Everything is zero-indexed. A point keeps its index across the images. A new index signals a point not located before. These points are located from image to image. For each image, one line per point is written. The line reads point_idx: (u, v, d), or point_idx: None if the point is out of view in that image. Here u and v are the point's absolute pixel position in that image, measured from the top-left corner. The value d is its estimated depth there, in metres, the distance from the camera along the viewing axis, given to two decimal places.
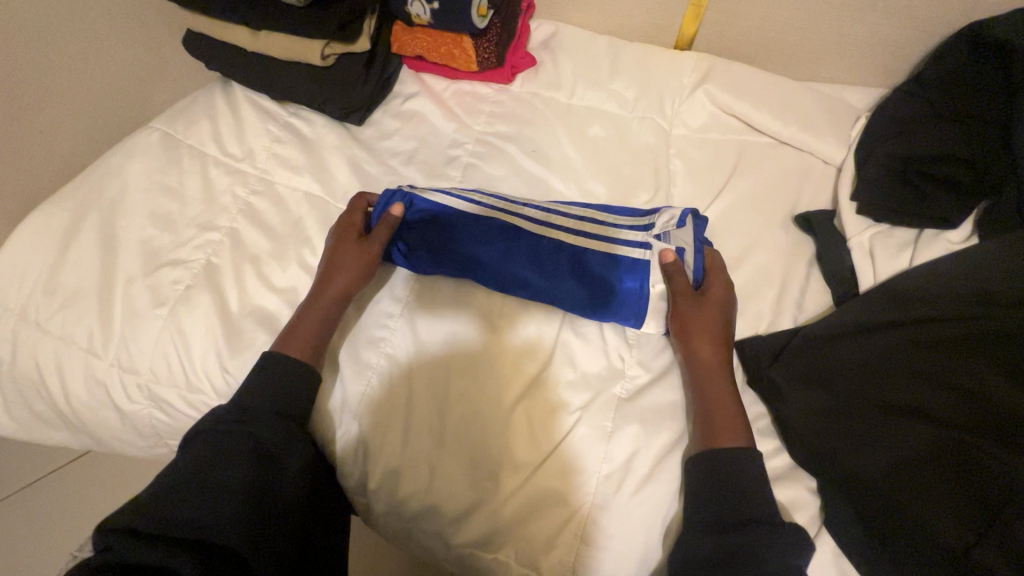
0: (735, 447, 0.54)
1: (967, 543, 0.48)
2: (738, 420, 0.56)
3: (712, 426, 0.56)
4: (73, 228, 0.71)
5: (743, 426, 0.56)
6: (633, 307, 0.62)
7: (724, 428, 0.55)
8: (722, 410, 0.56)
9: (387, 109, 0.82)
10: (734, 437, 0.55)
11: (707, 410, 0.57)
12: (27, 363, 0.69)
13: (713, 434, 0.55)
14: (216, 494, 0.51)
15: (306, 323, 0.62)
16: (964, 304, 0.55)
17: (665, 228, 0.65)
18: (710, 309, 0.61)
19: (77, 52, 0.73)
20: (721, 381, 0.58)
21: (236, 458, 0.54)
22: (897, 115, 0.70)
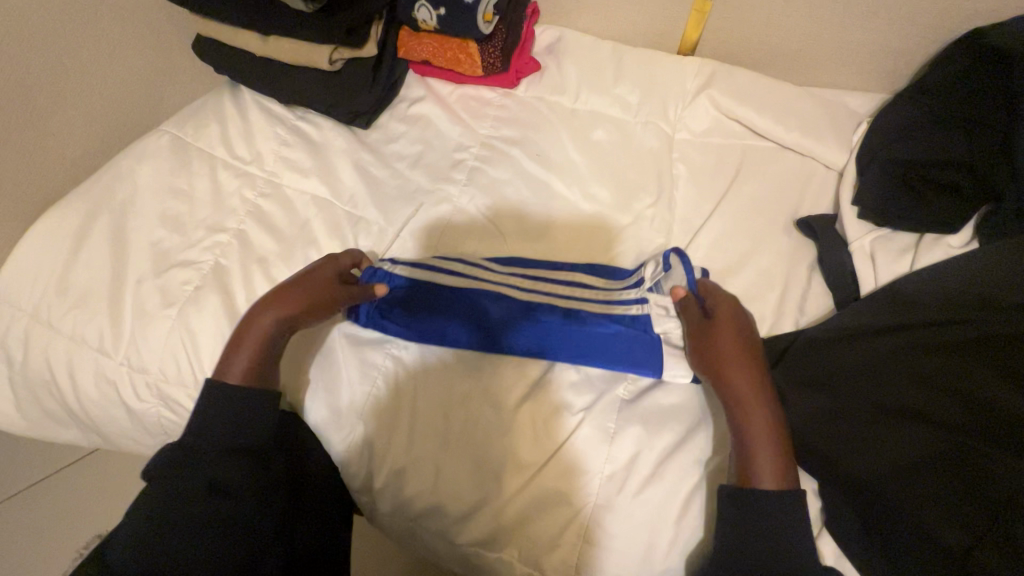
0: (772, 485, 0.52)
1: (968, 545, 0.48)
2: (780, 460, 0.53)
3: (751, 460, 0.54)
4: (85, 229, 0.72)
5: (783, 457, 0.54)
6: (637, 354, 0.61)
7: (762, 461, 0.53)
8: (761, 442, 0.54)
9: (393, 113, 0.83)
10: (772, 478, 0.53)
11: (744, 443, 0.54)
12: (39, 362, 0.70)
13: (751, 469, 0.53)
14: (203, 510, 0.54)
15: (243, 347, 0.61)
16: (962, 307, 0.56)
17: (655, 279, 0.65)
18: (729, 334, 0.59)
19: (89, 56, 0.74)
20: (756, 410, 0.55)
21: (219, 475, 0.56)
22: (899, 120, 0.70)
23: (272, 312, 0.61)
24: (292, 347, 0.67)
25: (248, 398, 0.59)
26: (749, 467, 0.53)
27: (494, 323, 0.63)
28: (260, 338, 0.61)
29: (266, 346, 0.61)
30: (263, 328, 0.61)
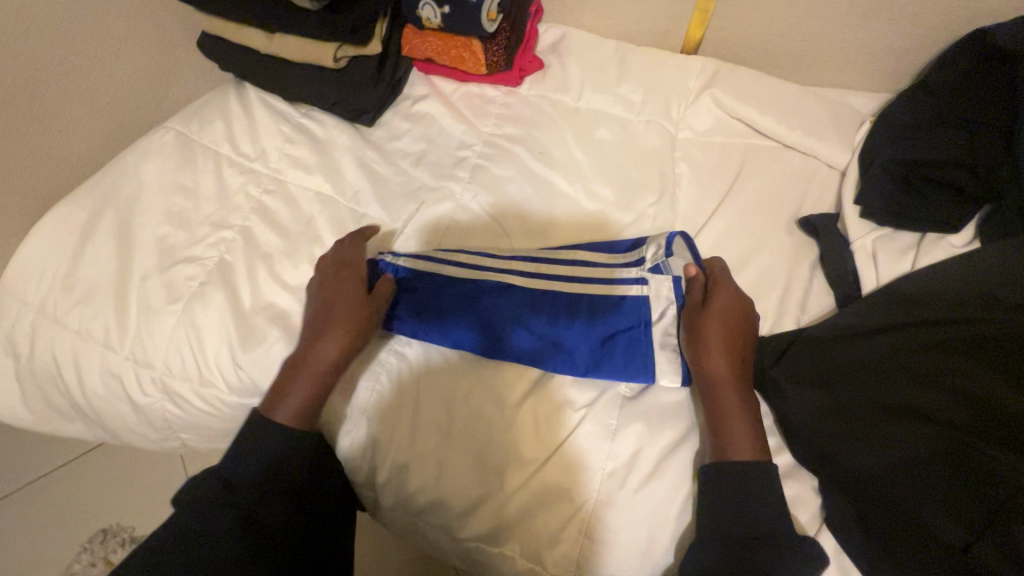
0: (746, 462, 0.54)
1: (966, 542, 0.48)
2: (752, 433, 0.55)
3: (726, 438, 0.55)
4: (90, 225, 0.72)
5: (757, 436, 0.55)
6: (636, 361, 0.60)
7: (738, 441, 0.55)
8: (736, 422, 0.55)
9: (397, 111, 0.83)
10: (745, 448, 0.55)
11: (720, 421, 0.56)
12: (45, 356, 0.70)
13: (727, 447, 0.55)
14: (207, 528, 0.54)
15: (297, 388, 0.61)
16: (964, 307, 0.56)
17: (656, 258, 0.64)
18: (720, 319, 0.59)
19: (95, 53, 0.75)
20: (733, 391, 0.57)
21: (225, 493, 0.57)
22: (901, 120, 0.71)
23: (320, 349, 0.60)
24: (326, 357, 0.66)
25: None
26: (725, 444, 0.55)
27: (490, 327, 0.62)
28: (312, 378, 0.60)
29: (322, 385, 0.61)
30: (312, 367, 0.60)
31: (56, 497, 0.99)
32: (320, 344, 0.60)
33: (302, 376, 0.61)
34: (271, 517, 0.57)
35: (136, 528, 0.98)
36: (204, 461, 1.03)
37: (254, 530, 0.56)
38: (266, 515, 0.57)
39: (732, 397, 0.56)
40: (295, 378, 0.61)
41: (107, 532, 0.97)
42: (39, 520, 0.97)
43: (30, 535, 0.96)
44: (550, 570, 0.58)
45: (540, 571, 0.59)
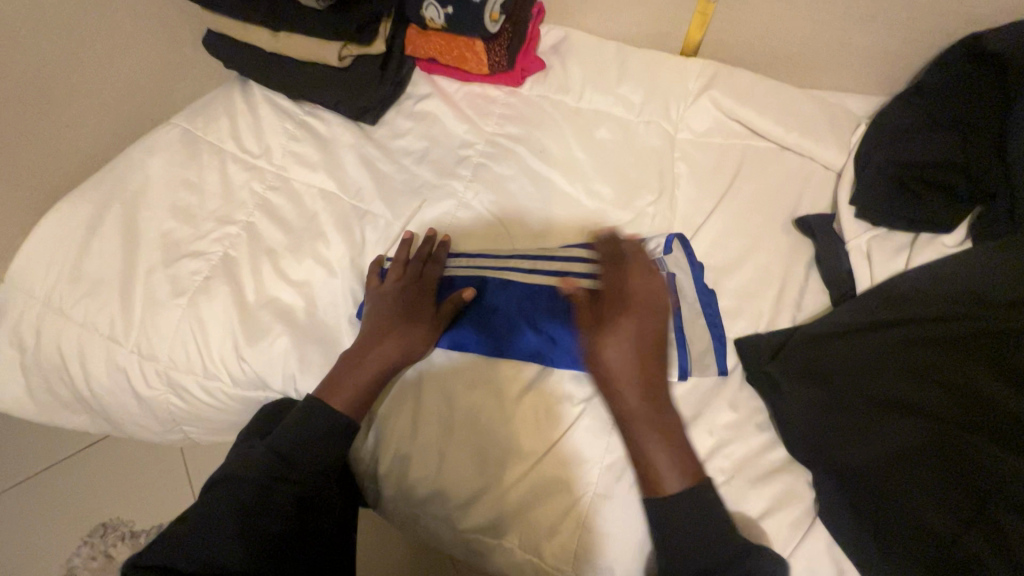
0: (678, 491, 0.55)
1: (956, 534, 0.50)
2: (681, 465, 0.56)
3: (652, 472, 0.56)
4: (97, 219, 0.73)
5: (684, 463, 0.56)
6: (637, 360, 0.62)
7: (664, 472, 0.55)
8: (659, 454, 0.56)
9: (400, 109, 0.84)
10: (674, 480, 0.55)
11: (643, 455, 0.56)
12: (50, 348, 0.71)
13: (654, 479, 0.56)
14: (215, 536, 0.55)
15: (353, 381, 0.62)
16: (956, 305, 0.57)
17: (651, 257, 0.65)
18: (619, 346, 0.58)
19: (102, 48, 0.75)
20: (655, 421, 0.57)
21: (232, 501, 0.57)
22: (897, 122, 0.72)
23: (392, 347, 0.62)
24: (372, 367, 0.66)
25: None
26: (650, 480, 0.55)
27: (493, 327, 0.64)
28: (373, 373, 0.62)
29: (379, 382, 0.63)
30: (376, 362, 0.62)
31: (58, 490, 1.00)
32: (386, 343, 0.62)
33: (361, 369, 0.62)
34: (278, 521, 0.58)
35: (136, 520, 0.99)
36: (204, 454, 1.04)
37: (260, 537, 0.56)
38: (273, 521, 0.57)
39: (650, 428, 0.56)
40: (355, 372, 0.62)
41: (108, 525, 0.98)
42: (40, 514, 0.98)
43: (32, 527, 0.97)
44: (549, 562, 0.59)
45: (539, 563, 0.60)
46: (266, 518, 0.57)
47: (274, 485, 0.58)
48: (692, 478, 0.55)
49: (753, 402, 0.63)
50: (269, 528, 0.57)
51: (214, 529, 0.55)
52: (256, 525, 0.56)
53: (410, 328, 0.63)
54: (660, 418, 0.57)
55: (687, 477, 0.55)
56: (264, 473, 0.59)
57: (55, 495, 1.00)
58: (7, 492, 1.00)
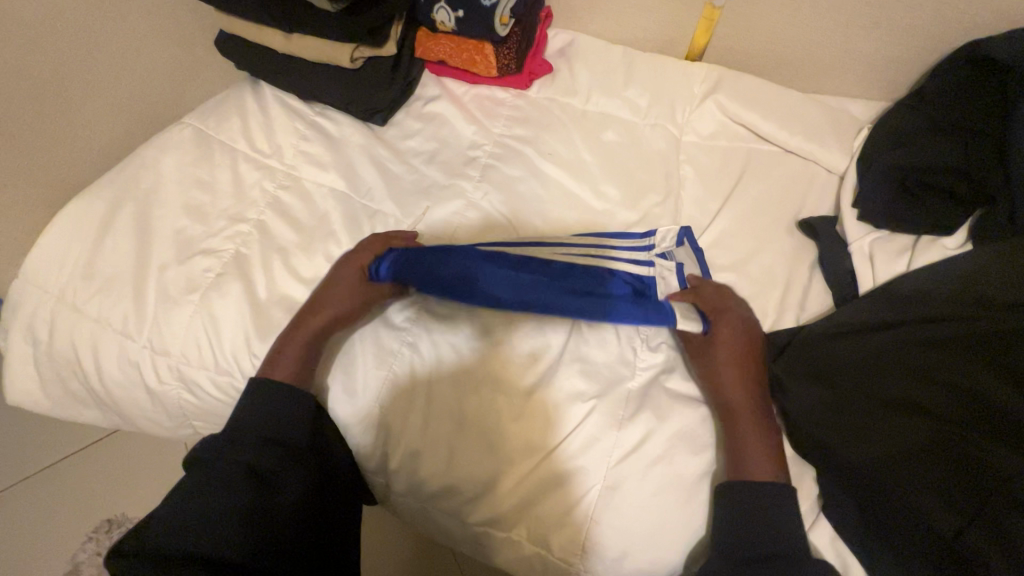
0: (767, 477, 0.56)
1: (959, 530, 0.51)
2: (770, 453, 0.58)
3: (739, 459, 0.58)
4: (110, 216, 0.74)
5: (771, 456, 0.58)
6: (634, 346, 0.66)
7: (751, 460, 0.57)
8: (753, 444, 0.58)
9: (409, 111, 0.85)
10: (765, 467, 0.57)
11: (736, 443, 0.59)
12: (63, 343, 0.72)
13: (739, 464, 0.58)
14: (216, 525, 0.54)
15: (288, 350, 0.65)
16: (959, 307, 0.58)
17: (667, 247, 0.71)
18: (725, 350, 0.63)
19: (117, 49, 0.77)
20: (753, 414, 0.60)
21: (230, 489, 0.56)
22: (899, 127, 0.73)
23: (323, 314, 0.65)
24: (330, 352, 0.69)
25: (277, 403, 0.62)
26: (738, 466, 0.58)
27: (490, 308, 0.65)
28: (304, 341, 0.65)
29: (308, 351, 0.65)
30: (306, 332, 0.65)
31: (66, 485, 1.01)
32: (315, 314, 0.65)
33: (289, 345, 0.65)
34: (278, 513, 0.58)
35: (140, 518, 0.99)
36: None
37: (261, 527, 0.56)
38: (273, 512, 0.57)
39: (750, 415, 0.59)
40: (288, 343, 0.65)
41: (113, 521, 0.98)
42: (42, 513, 0.98)
43: (39, 519, 0.98)
44: (556, 554, 0.60)
45: (547, 556, 0.61)
46: (268, 507, 0.57)
47: (271, 477, 0.59)
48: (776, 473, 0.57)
49: None
50: (270, 519, 0.57)
51: (213, 517, 0.54)
52: (246, 513, 0.55)
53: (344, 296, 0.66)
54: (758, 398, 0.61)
55: (774, 466, 0.57)
56: (262, 463, 0.59)
57: (57, 492, 1.00)
58: (8, 491, 0.99)
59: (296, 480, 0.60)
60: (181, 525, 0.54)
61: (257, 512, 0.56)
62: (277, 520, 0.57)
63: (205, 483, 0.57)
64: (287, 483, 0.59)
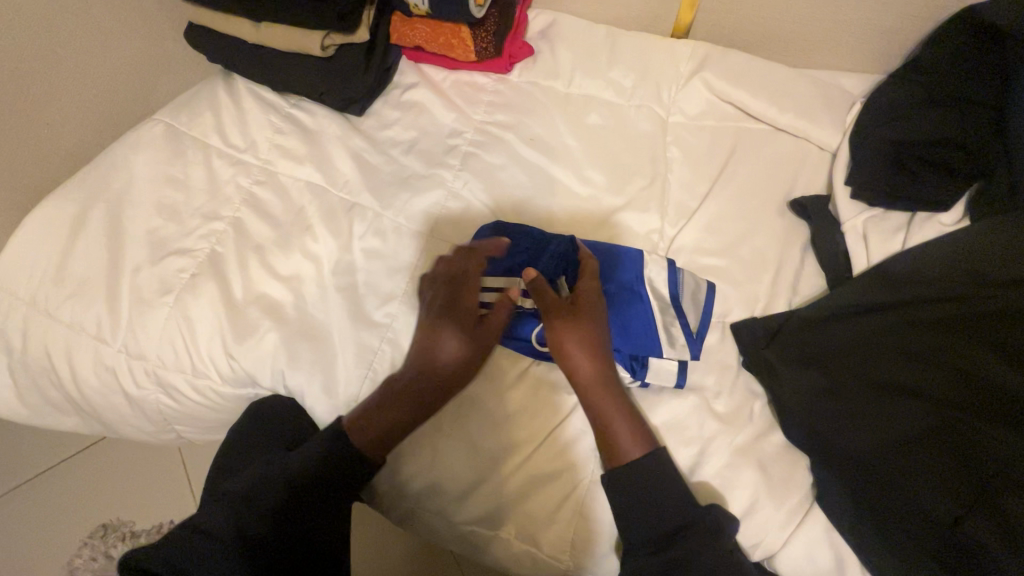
0: (638, 456, 0.56)
1: (957, 516, 0.49)
2: (634, 430, 0.57)
3: (614, 438, 0.57)
4: (81, 218, 0.72)
5: (640, 429, 0.57)
6: (630, 317, 0.63)
7: (623, 439, 0.57)
8: (619, 416, 0.58)
9: (387, 99, 0.82)
10: (634, 445, 0.57)
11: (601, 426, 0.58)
12: (38, 349, 0.70)
13: (618, 448, 0.57)
14: (201, 535, 0.52)
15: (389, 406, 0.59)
16: (958, 285, 0.56)
17: (689, 288, 0.64)
18: (568, 327, 0.58)
19: (80, 44, 0.74)
20: (607, 388, 0.58)
21: (219, 503, 0.55)
22: (896, 97, 0.70)
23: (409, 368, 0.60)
24: None
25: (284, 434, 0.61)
26: (614, 447, 0.57)
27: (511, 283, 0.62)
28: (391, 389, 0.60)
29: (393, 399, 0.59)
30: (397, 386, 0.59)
31: (60, 491, 1.00)
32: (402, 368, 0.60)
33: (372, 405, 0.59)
34: (265, 520, 0.54)
35: (137, 523, 0.98)
36: (205, 457, 1.04)
37: (245, 534, 0.53)
38: (258, 519, 0.54)
39: (597, 397, 0.58)
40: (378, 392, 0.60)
41: (108, 526, 0.96)
42: (39, 518, 0.98)
43: (36, 526, 0.97)
44: (546, 551, 0.60)
45: (536, 553, 0.60)
46: (262, 506, 0.55)
47: (258, 484, 0.57)
48: (650, 441, 0.57)
49: (751, 389, 0.62)
50: (255, 527, 0.54)
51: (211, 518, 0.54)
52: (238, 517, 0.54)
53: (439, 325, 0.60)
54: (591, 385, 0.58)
55: (643, 444, 0.57)
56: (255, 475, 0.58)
57: (52, 498, 1.00)
58: (6, 496, 0.99)
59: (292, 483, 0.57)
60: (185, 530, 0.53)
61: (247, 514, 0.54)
62: (263, 526, 0.54)
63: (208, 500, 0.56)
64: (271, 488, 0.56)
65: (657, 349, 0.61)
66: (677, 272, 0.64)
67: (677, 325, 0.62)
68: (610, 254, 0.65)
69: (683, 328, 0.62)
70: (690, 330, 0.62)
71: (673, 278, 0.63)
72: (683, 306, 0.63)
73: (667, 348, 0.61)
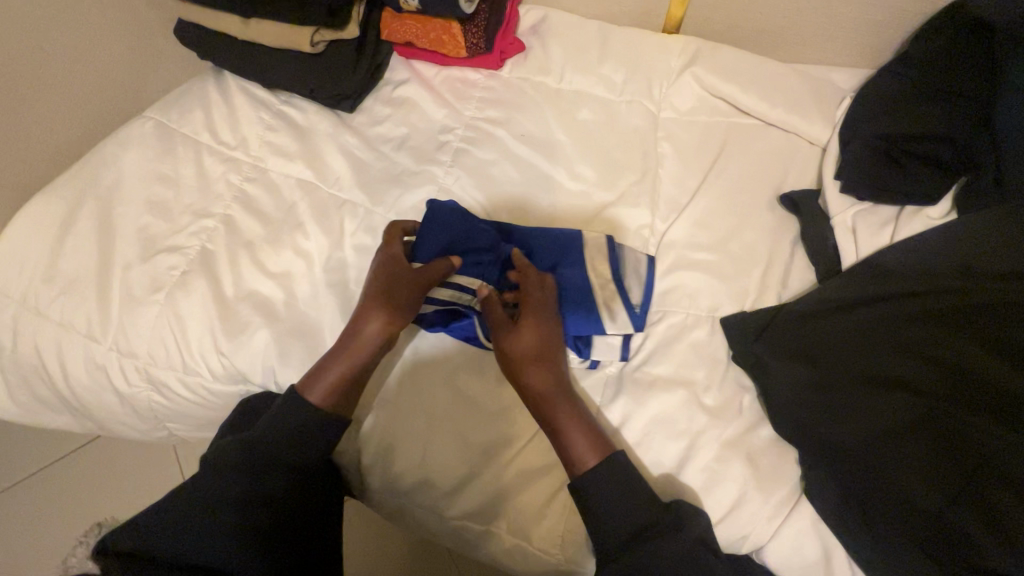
0: (593, 465, 0.56)
1: (944, 508, 0.49)
2: (590, 437, 0.57)
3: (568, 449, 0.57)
4: (71, 215, 0.72)
5: (596, 436, 0.57)
6: (575, 299, 0.63)
7: (577, 449, 0.57)
8: (572, 428, 0.57)
9: (378, 96, 0.82)
10: (588, 454, 0.56)
11: (557, 435, 0.57)
12: (29, 348, 0.70)
13: (572, 456, 0.57)
14: (202, 534, 0.54)
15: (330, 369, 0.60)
16: (947, 279, 0.56)
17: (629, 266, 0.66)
18: (517, 339, 0.58)
19: (67, 41, 0.73)
20: (558, 399, 0.58)
21: (213, 496, 0.56)
22: (885, 92, 0.71)
23: (359, 344, 0.59)
24: (398, 410, 0.62)
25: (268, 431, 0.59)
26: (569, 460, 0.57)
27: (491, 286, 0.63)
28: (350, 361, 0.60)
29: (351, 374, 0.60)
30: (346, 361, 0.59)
31: (53, 490, 1.00)
32: (353, 343, 0.59)
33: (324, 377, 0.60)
34: (267, 503, 0.57)
35: None
36: (200, 453, 1.04)
37: (248, 529, 0.55)
38: (260, 511, 0.56)
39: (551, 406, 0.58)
40: (328, 362, 0.60)
41: (103, 525, 0.97)
42: (32, 517, 0.98)
43: (29, 526, 0.98)
44: (538, 546, 0.60)
45: (528, 547, 0.60)
46: (258, 501, 0.56)
47: (250, 479, 0.57)
48: (606, 449, 0.57)
49: (740, 382, 0.62)
50: (260, 513, 0.56)
51: (210, 515, 0.54)
52: (239, 512, 0.55)
53: (390, 304, 0.59)
54: (545, 397, 0.58)
55: (599, 451, 0.57)
56: (246, 467, 0.57)
57: (45, 498, 1.00)
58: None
59: (286, 476, 0.58)
60: (182, 529, 0.54)
61: (244, 509, 0.56)
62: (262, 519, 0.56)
63: (200, 492, 0.56)
64: (265, 483, 0.57)
65: (600, 327, 0.62)
66: (613, 251, 0.65)
67: (620, 301, 0.63)
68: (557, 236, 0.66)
69: (625, 304, 0.63)
70: (632, 305, 0.63)
71: (613, 257, 0.65)
72: (625, 282, 0.65)
73: (610, 325, 0.62)
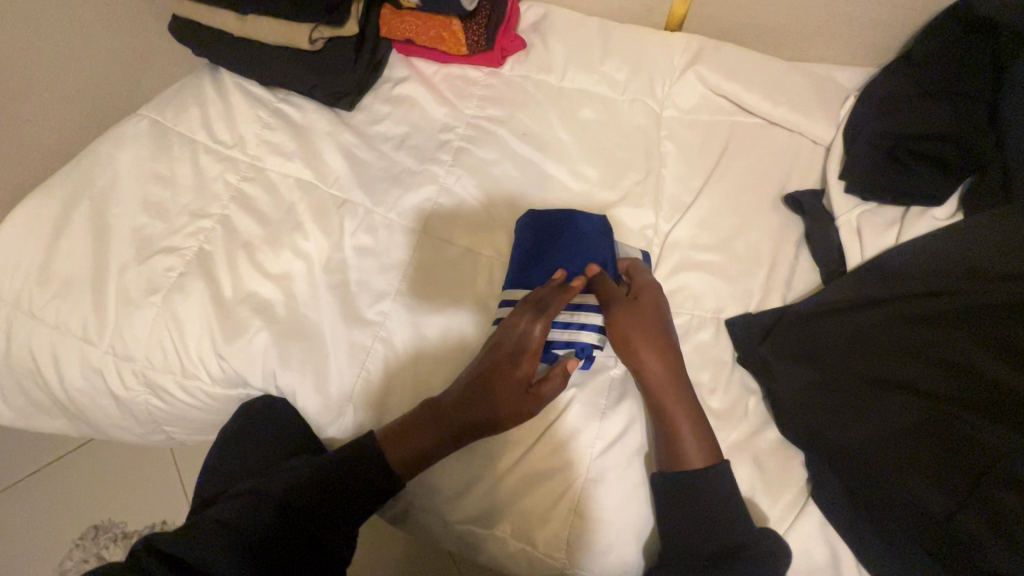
0: (698, 468, 0.56)
1: (953, 511, 0.49)
2: (704, 442, 0.57)
3: (679, 445, 0.57)
4: (64, 216, 0.71)
5: (707, 441, 0.57)
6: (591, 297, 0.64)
7: (688, 449, 0.56)
8: (685, 425, 0.57)
9: (377, 93, 0.81)
10: (700, 457, 0.56)
11: (669, 430, 0.57)
12: (23, 351, 0.69)
13: (681, 454, 0.56)
14: (217, 532, 0.50)
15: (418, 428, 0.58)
16: (953, 279, 0.55)
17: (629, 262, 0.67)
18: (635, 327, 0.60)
19: (59, 36, 0.72)
20: (675, 392, 0.58)
21: (238, 501, 0.54)
22: (888, 92, 0.70)
23: (473, 405, 0.58)
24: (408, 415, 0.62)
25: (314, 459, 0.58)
26: (680, 453, 0.56)
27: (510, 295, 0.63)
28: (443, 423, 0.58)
29: (446, 431, 0.58)
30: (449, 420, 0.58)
31: (46, 493, 0.99)
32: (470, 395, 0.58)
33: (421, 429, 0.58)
34: (285, 511, 0.53)
35: (125, 524, 0.98)
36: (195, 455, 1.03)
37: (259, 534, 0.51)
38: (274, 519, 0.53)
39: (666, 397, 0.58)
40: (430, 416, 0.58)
41: (99, 528, 0.97)
42: (25, 520, 0.97)
43: (21, 529, 0.97)
44: (542, 551, 0.59)
45: (532, 552, 0.60)
46: (280, 506, 0.54)
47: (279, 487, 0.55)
48: (714, 456, 0.57)
49: (745, 384, 0.62)
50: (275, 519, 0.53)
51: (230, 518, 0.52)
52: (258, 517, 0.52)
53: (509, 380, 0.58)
54: (666, 390, 0.58)
55: (707, 456, 0.56)
56: (298, 496, 0.55)
57: (37, 501, 0.99)
58: None
59: (312, 487, 0.55)
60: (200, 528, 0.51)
61: (265, 515, 0.53)
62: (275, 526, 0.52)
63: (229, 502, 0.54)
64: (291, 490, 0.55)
65: None
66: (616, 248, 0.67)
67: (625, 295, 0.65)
68: (564, 221, 0.66)
69: None
70: None
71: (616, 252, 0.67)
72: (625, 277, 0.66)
73: None
